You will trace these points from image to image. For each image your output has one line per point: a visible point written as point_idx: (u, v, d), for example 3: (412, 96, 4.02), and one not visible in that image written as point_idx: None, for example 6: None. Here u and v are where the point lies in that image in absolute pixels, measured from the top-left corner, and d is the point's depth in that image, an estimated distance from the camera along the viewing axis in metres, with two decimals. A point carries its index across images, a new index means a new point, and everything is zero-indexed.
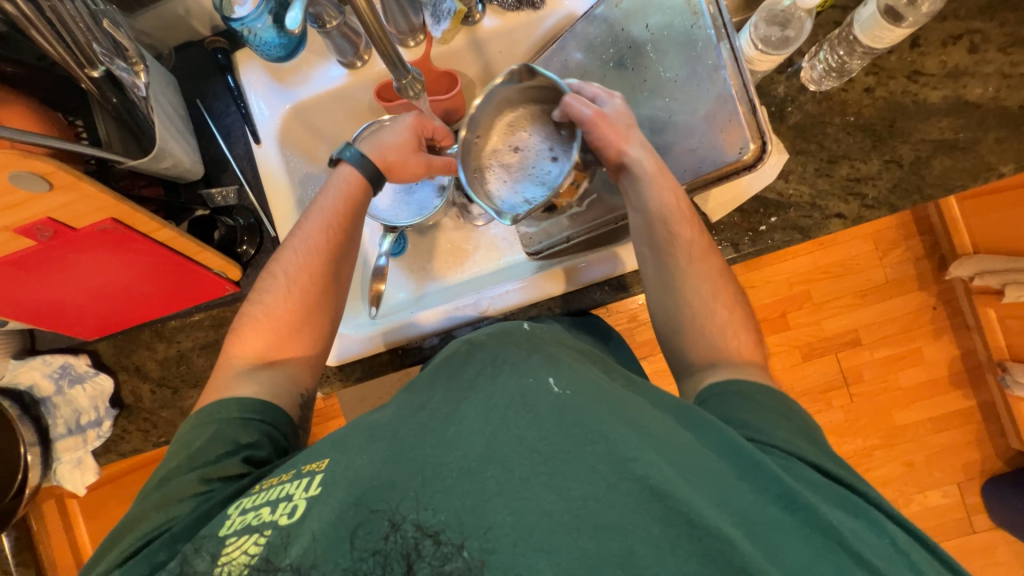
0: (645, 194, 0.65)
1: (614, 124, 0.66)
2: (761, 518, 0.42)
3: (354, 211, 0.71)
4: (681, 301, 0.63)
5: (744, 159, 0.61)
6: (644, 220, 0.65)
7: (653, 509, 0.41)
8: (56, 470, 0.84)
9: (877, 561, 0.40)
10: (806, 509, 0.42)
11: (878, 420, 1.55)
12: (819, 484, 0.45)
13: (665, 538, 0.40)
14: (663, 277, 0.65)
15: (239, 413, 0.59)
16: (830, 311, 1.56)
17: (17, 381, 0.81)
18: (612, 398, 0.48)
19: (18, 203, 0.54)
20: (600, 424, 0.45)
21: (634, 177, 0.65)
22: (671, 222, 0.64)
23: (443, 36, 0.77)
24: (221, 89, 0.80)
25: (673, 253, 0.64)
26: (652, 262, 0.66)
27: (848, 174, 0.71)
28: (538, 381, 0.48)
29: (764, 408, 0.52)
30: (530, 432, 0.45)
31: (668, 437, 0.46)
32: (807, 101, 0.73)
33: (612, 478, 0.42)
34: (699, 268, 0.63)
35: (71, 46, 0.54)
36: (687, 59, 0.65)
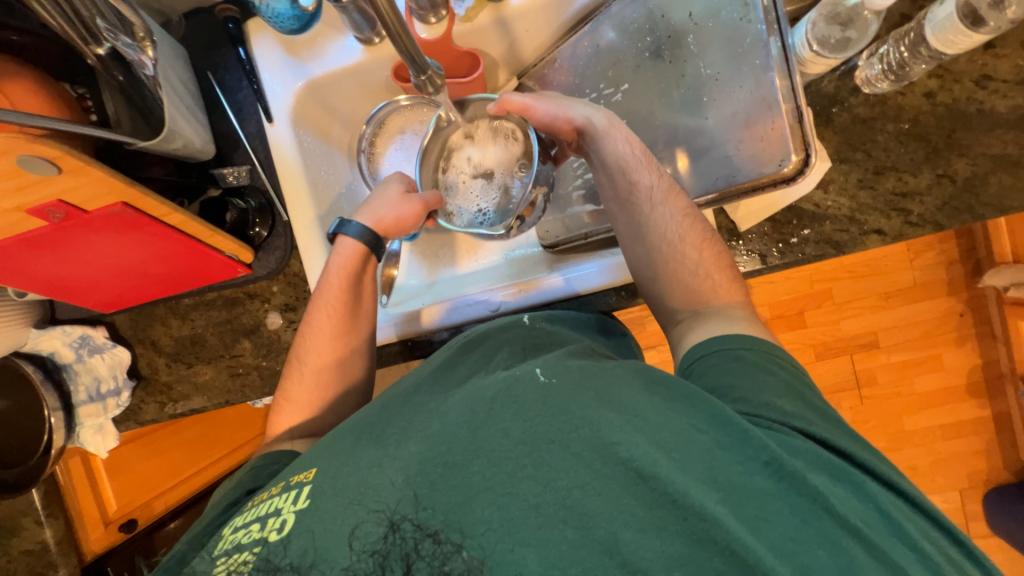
0: (603, 148, 0.63)
1: (557, 98, 0.67)
2: (746, 492, 0.42)
3: (356, 278, 0.70)
4: (655, 252, 0.60)
5: (785, 172, 0.56)
6: (605, 175, 0.63)
7: (636, 490, 0.42)
8: (79, 433, 0.86)
9: (865, 527, 0.41)
10: (796, 476, 0.42)
11: (886, 424, 1.54)
12: (809, 454, 0.44)
13: (652, 520, 0.41)
14: (634, 229, 0.62)
15: (260, 463, 0.63)
16: (850, 312, 1.51)
17: (39, 348, 0.84)
18: (594, 376, 0.49)
19: (28, 185, 0.52)
20: (584, 411, 0.45)
21: (588, 135, 0.65)
22: (630, 171, 0.62)
23: (467, 13, 0.71)
24: (233, 61, 0.76)
25: (637, 204, 0.62)
26: (622, 218, 0.63)
27: (894, 188, 0.66)
28: (525, 372, 0.49)
29: (749, 368, 0.51)
30: (515, 425, 0.45)
31: (646, 410, 0.46)
32: (858, 104, 0.67)
33: (595, 461, 0.43)
34: (667, 209, 0.60)
35: (73, 20, 0.52)
36: (731, 56, 0.60)
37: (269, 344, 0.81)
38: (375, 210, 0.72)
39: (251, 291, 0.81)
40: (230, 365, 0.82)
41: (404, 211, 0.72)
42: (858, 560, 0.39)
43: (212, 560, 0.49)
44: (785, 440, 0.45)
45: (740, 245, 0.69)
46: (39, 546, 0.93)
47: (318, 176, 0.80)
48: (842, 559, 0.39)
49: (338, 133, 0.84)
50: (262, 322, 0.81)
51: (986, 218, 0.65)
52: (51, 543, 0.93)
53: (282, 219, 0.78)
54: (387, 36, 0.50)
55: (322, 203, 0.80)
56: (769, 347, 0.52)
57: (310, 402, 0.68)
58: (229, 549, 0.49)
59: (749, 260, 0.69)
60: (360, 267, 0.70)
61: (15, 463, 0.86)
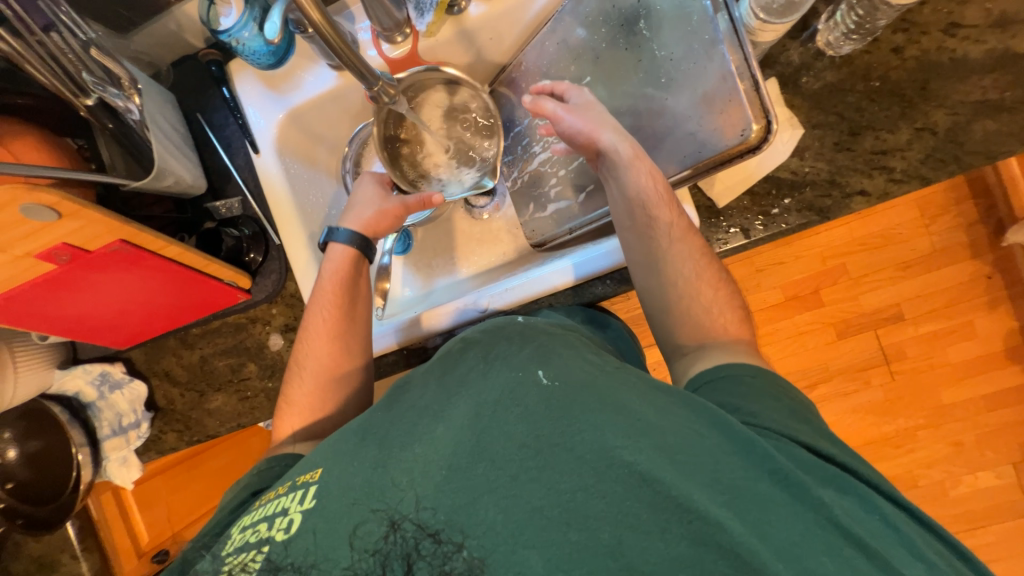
0: (624, 178, 0.62)
1: (589, 114, 0.66)
2: (754, 497, 0.40)
3: (351, 281, 0.73)
4: (665, 283, 0.61)
5: (749, 141, 0.56)
6: (624, 202, 0.62)
7: (642, 495, 0.40)
8: (105, 467, 0.90)
9: (871, 540, 0.40)
10: (801, 486, 0.41)
11: (922, 399, 1.46)
12: (812, 464, 0.43)
13: (656, 523, 0.39)
14: (646, 259, 0.62)
15: (268, 464, 0.64)
16: (868, 285, 1.46)
17: (64, 388, 0.89)
18: (599, 381, 0.46)
19: (34, 231, 0.57)
20: (588, 416, 0.43)
21: (610, 163, 0.64)
22: (651, 204, 0.61)
23: (428, 28, 0.74)
24: (219, 101, 0.81)
25: (654, 236, 0.61)
26: (637, 245, 0.62)
27: (873, 147, 0.65)
28: (527, 374, 0.47)
29: (755, 392, 0.50)
30: (519, 427, 0.44)
31: (654, 417, 0.44)
32: (825, 68, 0.66)
33: (600, 466, 0.41)
34: (680, 248, 0.61)
35: (62, 76, 0.58)
36: (682, 35, 0.61)
37: (274, 365, 0.84)
38: (359, 213, 0.75)
39: (253, 315, 0.84)
40: (239, 389, 0.85)
41: (384, 209, 0.75)
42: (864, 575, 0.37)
43: (220, 560, 0.50)
44: (786, 449, 0.44)
45: (721, 222, 0.68)
46: None
47: (307, 198, 0.83)
48: (845, 566, 0.38)
49: (323, 156, 0.88)
50: (266, 344, 0.84)
51: (975, 166, 0.62)
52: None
53: (275, 243, 0.81)
54: (341, 61, 0.53)
55: (312, 226, 0.83)
56: (773, 377, 0.52)
57: (311, 414, 0.70)
58: (237, 549, 0.50)
59: (732, 236, 0.68)
60: (355, 267, 0.73)
61: (50, 499, 0.91)
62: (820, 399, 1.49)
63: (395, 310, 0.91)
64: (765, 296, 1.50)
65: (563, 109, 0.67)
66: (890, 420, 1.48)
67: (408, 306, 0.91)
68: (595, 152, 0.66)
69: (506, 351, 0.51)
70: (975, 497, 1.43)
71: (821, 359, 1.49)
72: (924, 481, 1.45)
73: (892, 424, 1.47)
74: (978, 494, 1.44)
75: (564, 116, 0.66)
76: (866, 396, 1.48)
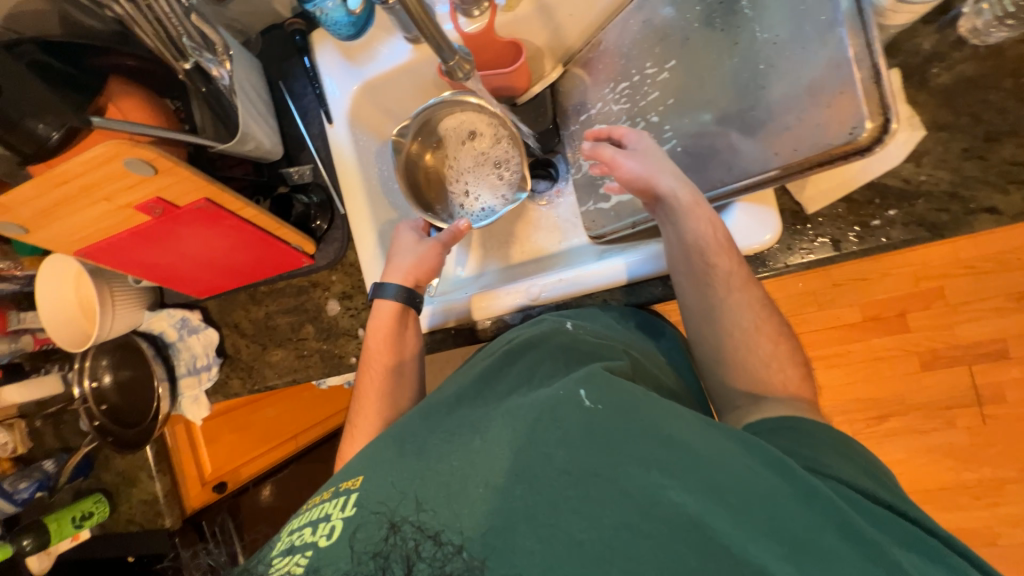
0: (683, 227, 0.59)
1: (648, 159, 0.63)
2: (819, 550, 0.36)
3: (397, 333, 0.74)
4: (722, 331, 0.58)
5: (857, 141, 0.49)
6: (680, 250, 0.60)
7: (691, 540, 0.37)
8: (180, 402, 1.00)
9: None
10: (876, 545, 0.37)
11: (1018, 450, 1.28)
12: (887, 520, 0.39)
13: (707, 574, 0.35)
14: (702, 307, 0.60)
15: None
16: (970, 315, 1.28)
17: (152, 327, 0.99)
18: (643, 407, 0.44)
19: (134, 183, 0.62)
20: (630, 447, 0.41)
21: (669, 212, 0.61)
22: (709, 253, 0.58)
23: (507, 3, 0.72)
24: (300, 70, 0.84)
25: (710, 285, 0.59)
26: (694, 296, 0.60)
27: (1012, 157, 0.55)
28: (569, 394, 0.47)
29: (828, 449, 0.46)
30: (558, 451, 0.43)
31: (702, 451, 0.41)
32: (963, 59, 0.56)
33: (644, 504, 0.39)
34: (741, 298, 0.58)
35: (165, 39, 0.61)
36: (793, 15, 0.53)
37: (329, 329, 0.88)
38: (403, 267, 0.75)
39: (315, 279, 0.89)
40: (296, 347, 0.91)
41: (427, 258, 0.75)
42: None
43: (267, 564, 0.48)
44: (857, 505, 0.41)
45: (809, 230, 0.61)
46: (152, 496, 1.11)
47: (373, 171, 0.85)
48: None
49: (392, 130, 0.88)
50: (323, 308, 0.88)
51: None
52: (160, 494, 1.10)
53: (339, 213, 0.84)
54: (420, 32, 0.53)
55: (375, 199, 0.85)
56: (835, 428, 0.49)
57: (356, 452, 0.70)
58: (281, 552, 0.48)
59: (820, 247, 0.61)
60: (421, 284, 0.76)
61: (134, 424, 1.03)
62: (890, 433, 1.35)
63: (449, 288, 0.91)
64: (840, 313, 1.36)
65: (623, 154, 0.63)
66: (974, 468, 1.31)
67: (459, 285, 0.91)
68: (650, 198, 0.63)
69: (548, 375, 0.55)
70: None
71: (898, 391, 1.34)
72: (1006, 540, 1.29)
73: (975, 473, 1.30)
74: None
75: (624, 161, 0.63)
76: (948, 437, 1.32)
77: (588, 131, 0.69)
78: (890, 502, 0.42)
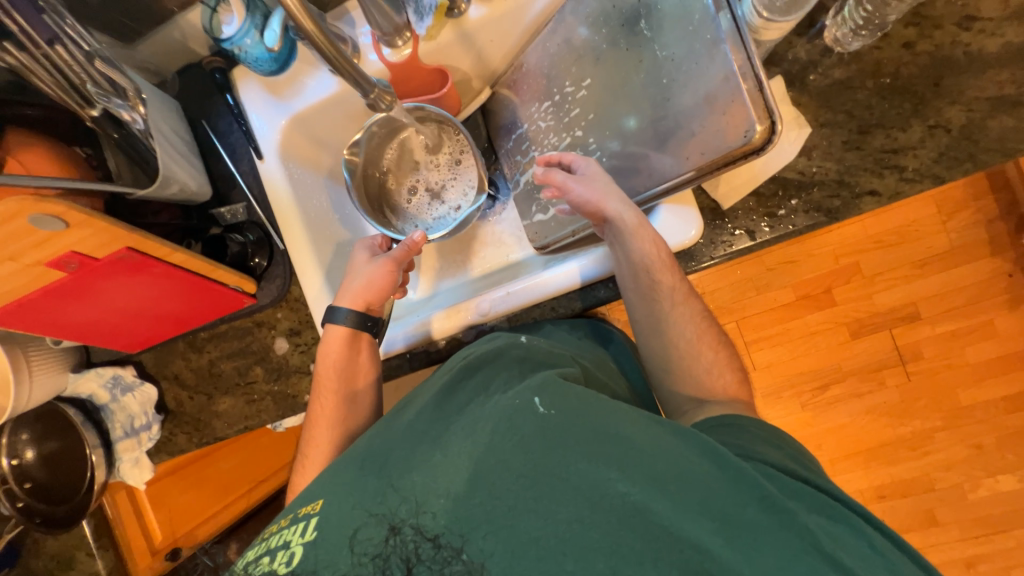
0: (629, 246, 0.62)
1: (595, 183, 0.65)
2: (743, 522, 0.40)
3: (348, 370, 0.72)
4: (667, 341, 0.63)
5: (753, 142, 0.54)
6: (628, 269, 0.64)
7: (634, 526, 0.40)
8: (118, 468, 0.92)
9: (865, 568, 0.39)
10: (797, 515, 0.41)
11: (939, 400, 1.42)
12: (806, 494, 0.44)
13: (649, 555, 0.39)
14: (651, 320, 0.64)
15: None
16: (883, 285, 1.42)
17: (79, 391, 0.91)
18: (591, 408, 0.47)
19: (42, 240, 0.58)
20: (581, 446, 0.44)
21: (616, 233, 0.64)
22: (655, 270, 0.62)
23: (428, 32, 0.73)
24: (223, 107, 0.82)
25: (657, 300, 0.63)
26: (642, 309, 0.64)
27: (883, 146, 0.63)
28: (524, 402, 0.49)
29: (754, 438, 0.51)
30: (514, 456, 0.45)
31: (642, 442, 0.45)
32: (833, 65, 0.64)
33: (593, 497, 0.42)
34: (684, 311, 0.63)
35: (68, 87, 0.59)
36: (684, 34, 0.59)
37: (279, 368, 0.85)
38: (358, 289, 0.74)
39: (259, 319, 0.85)
40: (246, 392, 0.87)
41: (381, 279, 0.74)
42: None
43: None
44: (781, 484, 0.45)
45: (726, 223, 0.67)
46: None
47: (310, 203, 0.84)
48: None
49: (326, 160, 0.88)
50: (271, 348, 0.85)
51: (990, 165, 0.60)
52: (103, 573, 1.00)
53: (279, 248, 0.82)
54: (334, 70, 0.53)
55: (315, 231, 0.83)
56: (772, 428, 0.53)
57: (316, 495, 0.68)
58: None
59: (738, 238, 0.67)
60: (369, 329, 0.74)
61: (65, 500, 0.93)
62: (832, 400, 1.47)
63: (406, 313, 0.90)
64: (776, 295, 1.47)
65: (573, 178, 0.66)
66: (906, 422, 1.44)
67: (413, 308, 0.91)
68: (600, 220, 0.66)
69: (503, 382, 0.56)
70: (995, 500, 1.39)
71: (833, 360, 1.46)
72: (942, 484, 1.42)
73: (908, 426, 1.43)
74: (998, 498, 1.40)
75: (574, 186, 0.65)
76: (881, 397, 1.45)
77: (540, 157, 0.72)
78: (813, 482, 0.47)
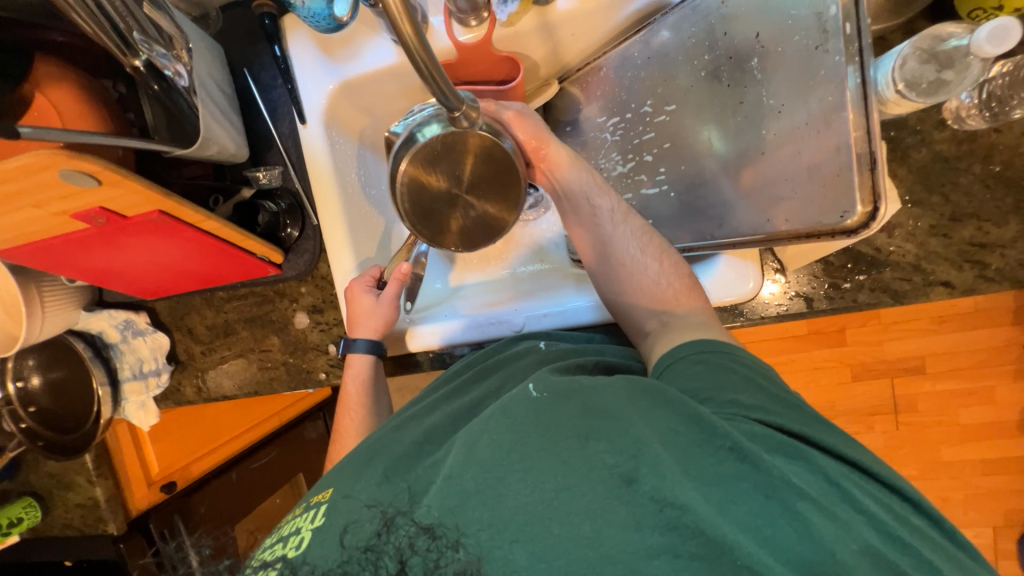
0: (573, 177, 0.65)
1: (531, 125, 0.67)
2: (740, 496, 0.40)
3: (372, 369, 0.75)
4: (625, 281, 0.62)
5: (846, 224, 0.50)
6: (569, 200, 0.66)
7: (622, 494, 0.40)
8: (124, 407, 0.93)
9: (828, 503, 0.40)
10: (754, 456, 0.41)
11: (922, 452, 1.46)
12: (764, 435, 0.44)
13: (632, 516, 0.39)
14: (601, 251, 0.64)
15: None
16: (898, 335, 1.42)
17: (89, 327, 0.89)
18: (580, 392, 0.48)
19: (72, 194, 0.54)
20: (565, 425, 0.45)
21: (554, 164, 0.66)
22: (595, 197, 0.64)
23: (509, 19, 0.65)
24: (269, 58, 0.75)
25: (599, 225, 0.64)
26: (588, 245, 0.66)
27: (972, 238, 0.59)
28: (518, 390, 0.50)
29: (712, 370, 0.51)
30: (508, 434, 0.45)
31: (635, 419, 0.45)
32: (942, 140, 0.59)
33: (582, 468, 0.42)
34: (627, 230, 0.63)
35: (113, 32, 0.53)
36: (800, 87, 0.52)
37: (297, 342, 0.83)
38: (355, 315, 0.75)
39: (280, 289, 0.83)
40: (259, 358, 0.85)
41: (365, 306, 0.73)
42: (824, 537, 0.37)
43: None
44: (745, 428, 0.44)
45: (784, 285, 0.64)
46: (92, 501, 1.04)
47: (348, 177, 0.78)
48: (803, 528, 0.38)
49: (370, 131, 0.81)
50: (290, 321, 0.83)
51: None
52: (101, 498, 1.03)
53: (312, 222, 0.78)
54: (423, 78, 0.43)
55: (352, 209, 0.78)
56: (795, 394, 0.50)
57: None
58: (255, 566, 0.49)
59: (793, 301, 0.64)
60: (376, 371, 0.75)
61: (70, 429, 0.95)
62: None
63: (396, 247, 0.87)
64: (788, 328, 1.47)
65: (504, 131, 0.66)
66: None
67: (438, 300, 0.87)
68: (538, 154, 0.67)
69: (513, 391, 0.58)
70: None
71: (831, 399, 1.48)
72: None
73: None
74: None
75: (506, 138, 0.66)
76: (866, 440, 1.49)
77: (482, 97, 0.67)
78: (773, 421, 0.45)
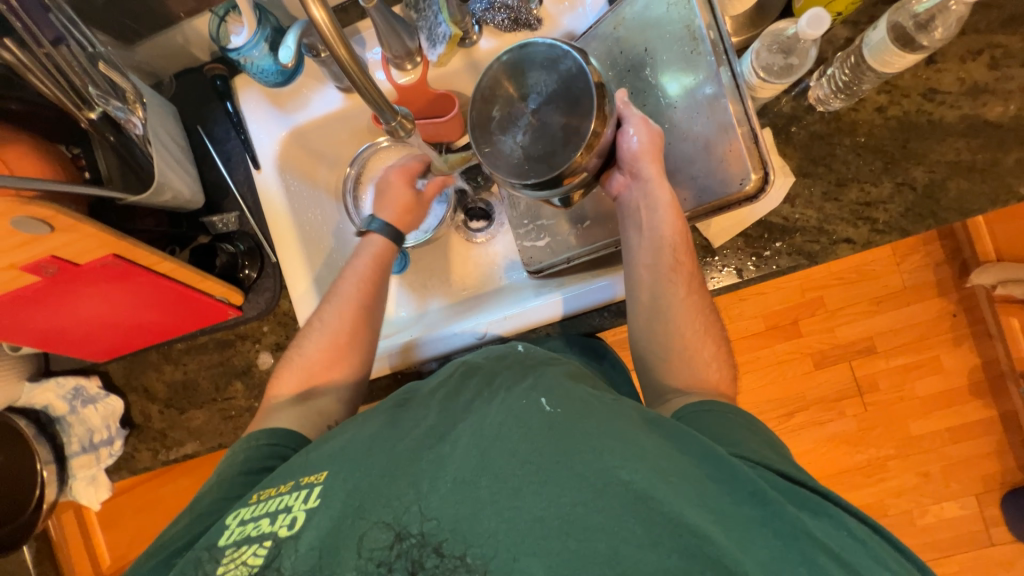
0: (658, 222, 0.64)
1: (650, 138, 0.64)
2: (746, 529, 0.41)
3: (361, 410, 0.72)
4: (670, 332, 0.64)
5: (746, 190, 0.60)
6: (652, 243, 0.65)
7: (636, 511, 0.40)
8: (71, 486, 0.86)
9: (846, 556, 0.41)
10: (775, 504, 0.43)
11: (892, 430, 1.51)
12: (784, 487, 0.46)
13: (648, 535, 0.40)
14: (656, 303, 0.65)
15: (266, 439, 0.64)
16: (844, 319, 1.52)
17: (33, 402, 0.84)
18: (597, 412, 0.47)
19: (22, 243, 0.55)
20: (593, 440, 0.44)
21: (644, 196, 0.65)
22: (676, 250, 0.64)
23: (440, 59, 0.74)
24: (221, 114, 0.80)
25: (672, 280, 0.64)
26: (648, 290, 0.66)
27: (858, 198, 0.68)
28: (530, 403, 0.48)
29: (724, 421, 0.54)
30: (521, 445, 0.45)
31: (651, 447, 0.45)
32: (814, 121, 0.70)
33: (597, 484, 0.42)
34: (692, 300, 0.65)
35: (65, 87, 0.58)
36: (686, 85, 0.63)
37: (261, 384, 0.81)
38: (388, 201, 0.78)
39: (242, 331, 0.82)
40: (223, 408, 0.83)
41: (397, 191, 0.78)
42: None
43: (218, 553, 0.49)
44: (762, 475, 0.47)
45: (715, 260, 0.71)
46: None
47: (305, 215, 0.82)
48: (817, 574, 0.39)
49: (324, 174, 0.87)
50: (254, 362, 0.82)
51: (950, 222, 0.66)
52: None
53: (270, 260, 0.80)
54: (357, 89, 0.51)
55: (310, 243, 0.81)
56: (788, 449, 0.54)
57: None
58: (237, 541, 0.49)
59: (725, 275, 0.71)
60: (389, 256, 0.77)
61: (7, 521, 0.86)
62: (796, 427, 1.54)
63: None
64: (746, 324, 1.55)
65: (620, 125, 0.65)
66: (863, 450, 1.52)
67: (403, 326, 0.91)
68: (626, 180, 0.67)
69: (509, 381, 0.53)
70: (940, 527, 1.48)
71: (799, 389, 1.54)
72: (894, 510, 1.50)
73: (864, 454, 1.52)
74: (943, 525, 1.49)
75: (624, 131, 0.65)
76: (841, 425, 1.53)
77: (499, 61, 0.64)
78: (781, 469, 0.49)
